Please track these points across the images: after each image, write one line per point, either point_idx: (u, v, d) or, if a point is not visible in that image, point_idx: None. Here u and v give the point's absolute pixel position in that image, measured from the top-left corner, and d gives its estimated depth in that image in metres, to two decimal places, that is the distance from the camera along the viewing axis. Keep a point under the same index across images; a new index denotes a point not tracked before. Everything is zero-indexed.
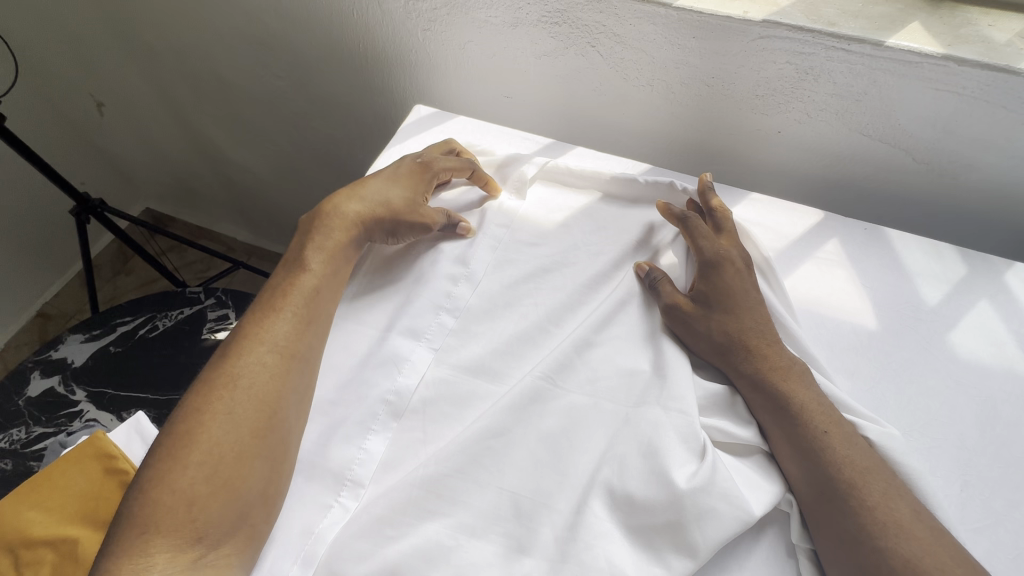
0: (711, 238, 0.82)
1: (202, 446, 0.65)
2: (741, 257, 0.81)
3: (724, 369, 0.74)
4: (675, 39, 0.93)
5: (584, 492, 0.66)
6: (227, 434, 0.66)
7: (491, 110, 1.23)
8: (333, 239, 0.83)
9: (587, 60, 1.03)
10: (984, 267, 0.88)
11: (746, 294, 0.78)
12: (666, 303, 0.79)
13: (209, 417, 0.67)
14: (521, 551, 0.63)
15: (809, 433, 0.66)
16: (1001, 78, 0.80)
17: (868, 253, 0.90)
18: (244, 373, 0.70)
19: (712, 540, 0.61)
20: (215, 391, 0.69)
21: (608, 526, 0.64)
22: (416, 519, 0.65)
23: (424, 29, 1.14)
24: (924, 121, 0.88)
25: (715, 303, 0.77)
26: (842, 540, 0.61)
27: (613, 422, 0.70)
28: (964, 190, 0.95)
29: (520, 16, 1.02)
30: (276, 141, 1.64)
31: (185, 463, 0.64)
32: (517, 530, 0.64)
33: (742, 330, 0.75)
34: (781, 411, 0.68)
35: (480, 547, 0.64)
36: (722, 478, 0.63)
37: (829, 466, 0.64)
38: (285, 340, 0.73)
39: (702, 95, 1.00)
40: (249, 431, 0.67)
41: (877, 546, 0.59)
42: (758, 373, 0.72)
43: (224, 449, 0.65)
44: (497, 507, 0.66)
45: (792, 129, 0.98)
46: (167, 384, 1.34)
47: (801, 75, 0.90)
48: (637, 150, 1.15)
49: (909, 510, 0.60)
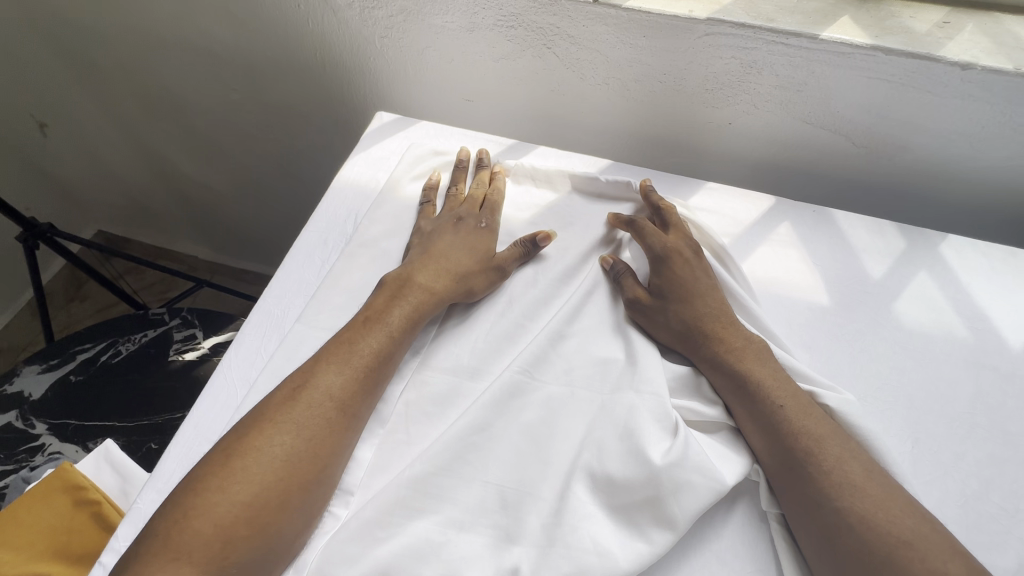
0: (658, 235, 0.86)
1: (240, 493, 0.63)
2: (690, 248, 0.85)
3: (689, 354, 0.78)
4: (627, 38, 0.97)
5: (566, 478, 0.68)
6: (267, 487, 0.64)
7: (453, 113, 1.25)
8: (418, 287, 0.82)
9: (544, 62, 1.06)
10: (921, 240, 0.95)
11: (698, 281, 0.82)
12: (628, 297, 0.82)
13: (252, 464, 0.65)
14: (510, 540, 0.65)
15: (768, 405, 0.70)
16: (925, 65, 0.87)
17: (817, 233, 0.96)
18: (296, 425, 0.68)
19: (689, 513, 0.64)
20: (263, 437, 0.67)
21: (591, 508, 0.66)
22: (403, 518, 0.66)
23: (381, 36, 1.15)
24: (860, 107, 0.95)
25: (670, 295, 0.81)
26: (802, 502, 0.65)
27: (590, 409, 0.73)
28: (900, 169, 1.02)
29: (476, 21, 1.04)
30: (236, 155, 1.61)
31: (218, 507, 0.62)
32: (504, 521, 0.66)
33: (699, 317, 0.79)
34: (742, 389, 0.72)
35: (470, 540, 0.65)
36: (695, 453, 0.66)
37: (786, 433, 0.68)
38: (349, 391, 0.72)
39: (656, 91, 1.04)
40: (299, 479, 0.65)
41: (834, 504, 0.63)
42: (716, 355, 0.76)
43: (262, 500, 0.63)
44: (483, 500, 0.67)
45: (741, 120, 1.03)
46: (134, 409, 1.30)
47: (745, 68, 0.95)
48: (597, 147, 1.18)
49: (862, 466, 0.65)
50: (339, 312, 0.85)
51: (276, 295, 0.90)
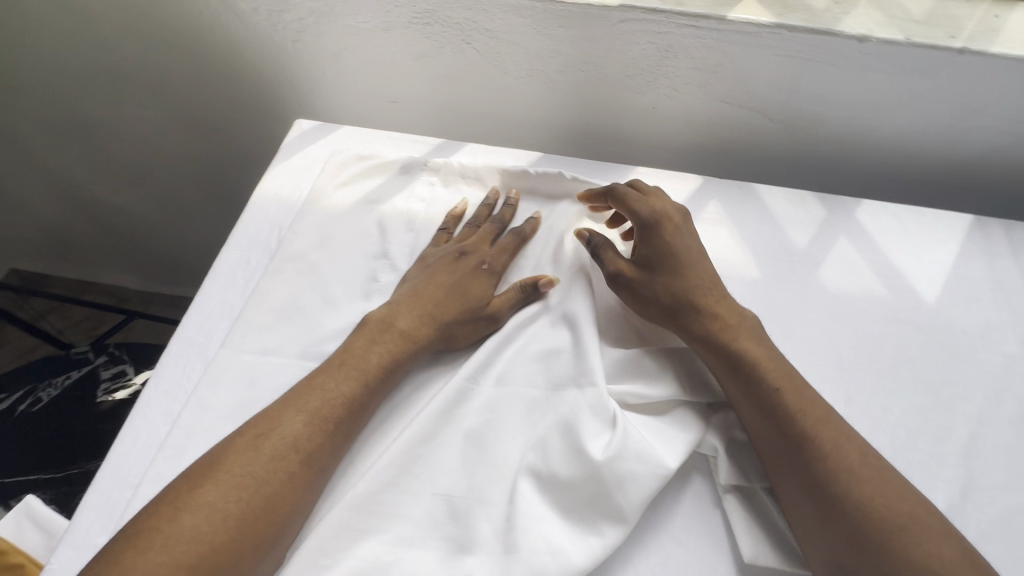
0: (643, 201, 0.83)
1: (177, 558, 0.55)
2: (678, 212, 0.84)
3: (679, 328, 0.76)
4: (544, 28, 0.97)
5: (512, 480, 0.67)
6: (207, 552, 0.56)
7: (380, 116, 1.21)
8: (397, 324, 0.76)
9: (465, 57, 1.05)
10: (839, 207, 0.99)
11: (687, 251, 0.80)
12: (610, 271, 0.80)
13: (194, 524, 0.57)
14: (462, 550, 0.63)
15: (766, 388, 0.69)
16: (826, 40, 0.90)
17: (744, 209, 0.98)
18: (248, 479, 0.61)
19: (635, 502, 0.64)
20: (210, 492, 0.59)
21: (540, 508, 0.65)
22: (349, 542, 0.63)
23: (294, 41, 1.11)
24: (772, 84, 0.98)
25: (658, 266, 0.79)
26: (798, 484, 0.64)
27: (534, 408, 0.72)
28: (815, 141, 1.06)
29: (391, 20, 1.02)
30: (153, 175, 1.51)
31: (148, 573, 0.54)
32: (454, 531, 0.64)
33: (688, 289, 0.77)
34: (737, 367, 0.71)
35: (421, 555, 0.63)
36: (633, 439, 0.67)
37: (785, 416, 0.67)
38: (318, 443, 0.65)
39: (579, 81, 1.05)
40: (250, 537, 0.58)
41: (823, 488, 0.62)
42: (709, 330, 0.74)
43: (200, 566, 0.56)
44: (432, 513, 0.65)
45: (665, 104, 1.05)
46: (60, 458, 1.20)
47: (662, 52, 0.96)
48: (529, 140, 1.17)
49: (842, 444, 0.65)
50: (268, 333, 0.81)
51: (198, 320, 0.84)
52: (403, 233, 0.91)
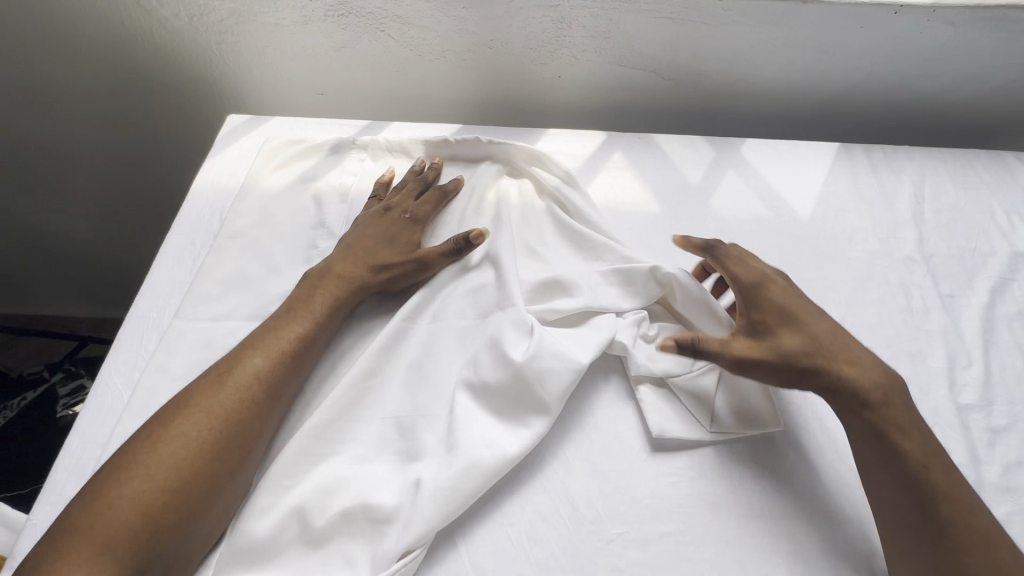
0: (740, 262, 0.84)
1: (164, 485, 0.61)
2: (778, 275, 0.83)
3: (786, 383, 0.75)
4: (450, 11, 1.11)
5: (450, 395, 0.76)
6: (199, 490, 0.63)
7: (309, 105, 1.34)
8: (334, 273, 0.85)
9: (382, 45, 1.18)
10: (725, 145, 1.13)
11: (800, 303, 0.79)
12: (733, 357, 0.74)
13: (175, 460, 0.63)
14: (412, 459, 0.72)
15: (859, 410, 0.71)
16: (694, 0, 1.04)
17: (645, 155, 1.11)
18: (232, 407, 0.69)
19: (554, 395, 0.74)
20: (201, 430, 0.66)
21: (474, 412, 0.75)
22: (308, 465, 0.70)
23: (217, 42, 1.21)
24: (657, 44, 1.11)
25: (765, 328, 0.77)
26: (896, 483, 0.66)
27: (467, 335, 0.81)
28: (702, 90, 1.21)
29: (307, 14, 1.13)
30: (90, 193, 1.53)
31: (137, 504, 0.59)
32: (403, 445, 0.73)
33: (817, 346, 0.75)
34: (838, 393, 0.72)
35: (375, 468, 0.71)
36: (550, 343, 0.77)
37: (920, 474, 0.66)
38: (274, 378, 0.73)
39: (487, 56, 1.18)
40: (224, 462, 0.65)
41: (926, 491, 0.64)
42: (831, 383, 0.72)
43: (186, 495, 0.62)
44: (382, 433, 0.74)
45: (567, 71, 1.19)
46: (23, 474, 1.21)
47: (557, 24, 1.11)
48: (444, 114, 1.33)
49: (911, 429, 0.69)
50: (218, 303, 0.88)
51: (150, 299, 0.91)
52: (337, 204, 0.99)
